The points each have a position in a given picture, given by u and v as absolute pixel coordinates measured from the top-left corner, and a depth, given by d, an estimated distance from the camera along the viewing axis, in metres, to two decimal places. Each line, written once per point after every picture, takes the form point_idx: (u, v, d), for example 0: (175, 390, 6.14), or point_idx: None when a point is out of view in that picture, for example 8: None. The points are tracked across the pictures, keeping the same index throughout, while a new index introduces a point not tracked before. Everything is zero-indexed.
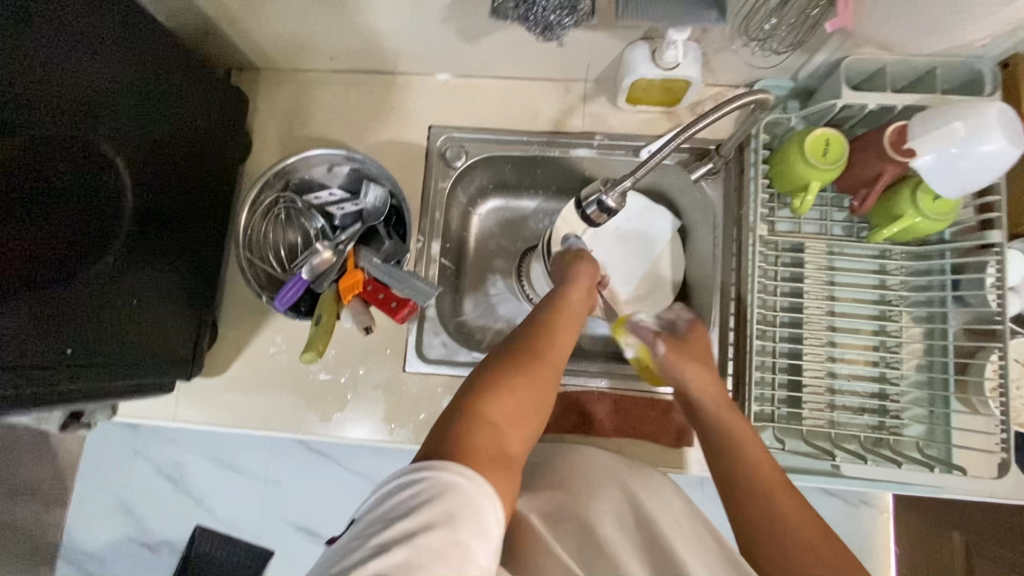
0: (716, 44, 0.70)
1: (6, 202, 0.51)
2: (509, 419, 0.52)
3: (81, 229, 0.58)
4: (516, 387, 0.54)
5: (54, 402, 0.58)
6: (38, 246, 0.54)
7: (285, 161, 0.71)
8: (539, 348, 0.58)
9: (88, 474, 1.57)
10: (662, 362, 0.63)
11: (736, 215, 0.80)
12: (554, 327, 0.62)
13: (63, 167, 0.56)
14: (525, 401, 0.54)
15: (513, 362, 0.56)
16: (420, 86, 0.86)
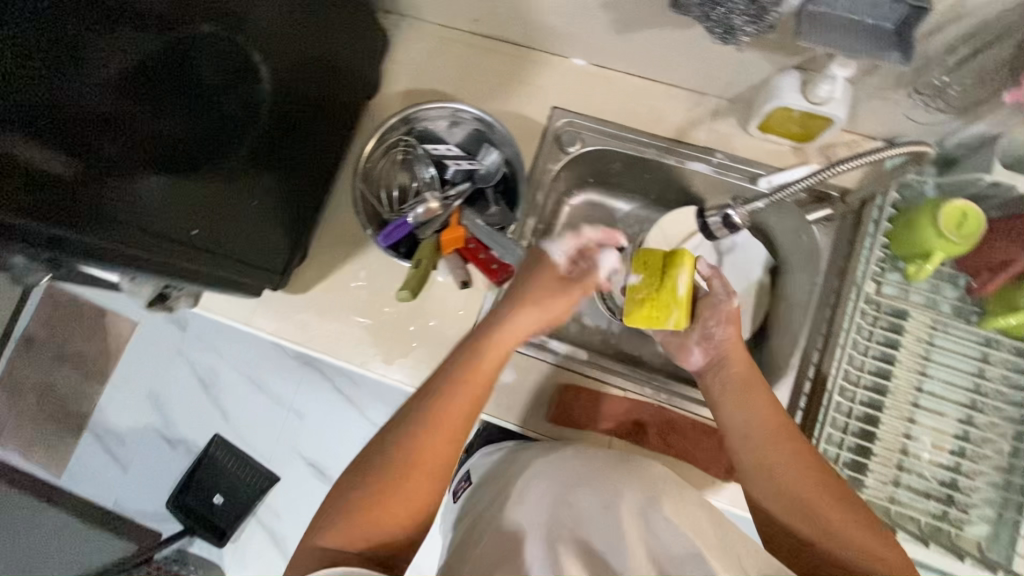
0: (872, 90, 0.68)
1: (161, 81, 0.55)
2: (389, 515, 0.55)
3: (214, 120, 0.61)
4: (398, 485, 0.56)
5: (172, 275, 0.63)
6: (175, 127, 0.57)
7: (419, 106, 0.73)
8: (430, 440, 0.58)
9: (132, 360, 1.67)
10: (719, 308, 0.69)
11: (842, 266, 0.78)
12: (443, 411, 0.59)
13: (215, 59, 0.59)
14: (411, 497, 0.56)
15: (396, 458, 0.57)
16: (553, 66, 0.87)
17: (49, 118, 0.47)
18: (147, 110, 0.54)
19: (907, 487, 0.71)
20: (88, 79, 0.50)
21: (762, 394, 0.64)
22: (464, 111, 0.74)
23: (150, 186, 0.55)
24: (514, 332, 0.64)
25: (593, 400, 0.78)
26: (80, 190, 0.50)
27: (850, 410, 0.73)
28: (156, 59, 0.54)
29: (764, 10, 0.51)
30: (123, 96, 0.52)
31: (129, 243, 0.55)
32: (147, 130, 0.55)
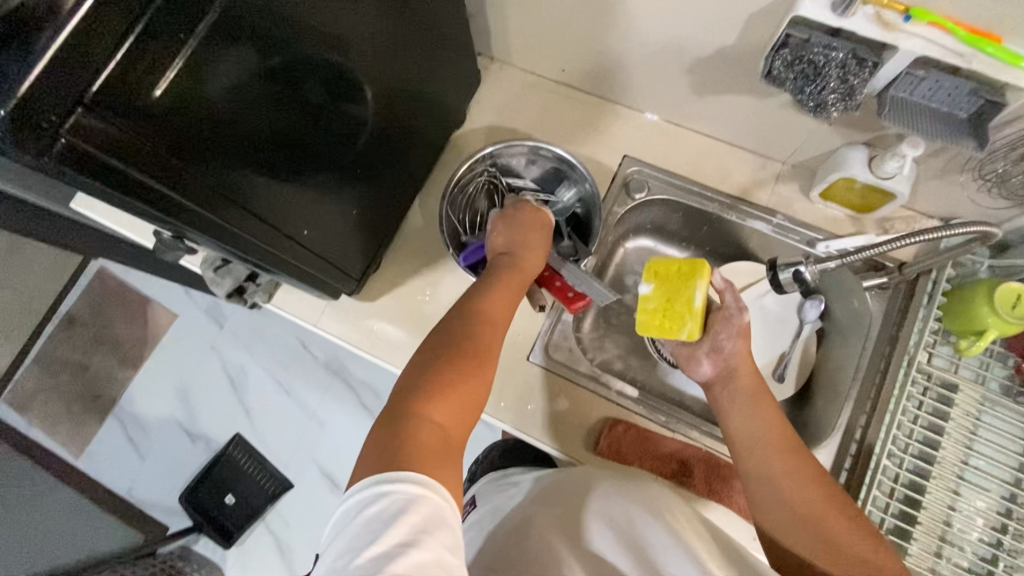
0: (934, 171, 0.73)
1: (300, 98, 0.58)
2: (465, 395, 0.55)
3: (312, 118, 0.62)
4: (462, 365, 0.57)
5: (279, 269, 0.68)
6: (283, 123, 0.58)
7: (510, 142, 0.78)
8: (477, 330, 0.60)
9: (167, 350, 1.72)
10: (731, 321, 0.71)
11: (892, 334, 0.80)
12: (487, 308, 0.63)
13: (339, 81, 0.63)
14: (477, 376, 0.57)
15: (457, 343, 0.58)
16: (627, 118, 0.93)
17: (198, 107, 0.46)
18: (268, 106, 0.54)
19: (950, 559, 0.71)
20: (231, 70, 0.48)
21: (768, 404, 0.65)
22: (546, 150, 0.80)
23: (256, 176, 0.57)
24: (530, 259, 0.70)
25: (641, 437, 0.80)
26: (207, 177, 0.50)
27: (896, 475, 0.74)
28: (300, 80, 0.57)
29: (855, 88, 0.58)
30: (272, 114, 0.55)
31: (256, 240, 0.61)
32: (265, 124, 0.55)
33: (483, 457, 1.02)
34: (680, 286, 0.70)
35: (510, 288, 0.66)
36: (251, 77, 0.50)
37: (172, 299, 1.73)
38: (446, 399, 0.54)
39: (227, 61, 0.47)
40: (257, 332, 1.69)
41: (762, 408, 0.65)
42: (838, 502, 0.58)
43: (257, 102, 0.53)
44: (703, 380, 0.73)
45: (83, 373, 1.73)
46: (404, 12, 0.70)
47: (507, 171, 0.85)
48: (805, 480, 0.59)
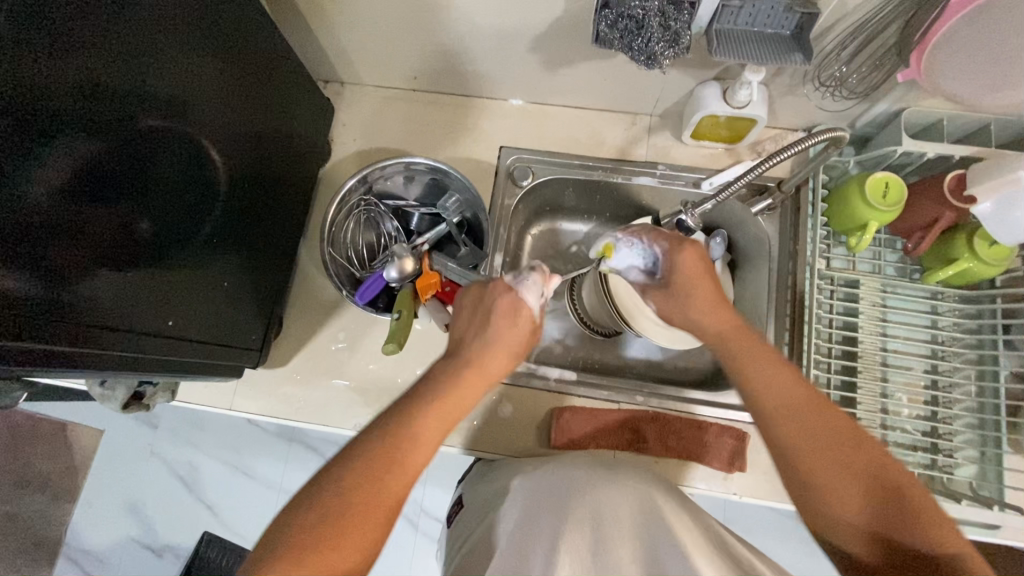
0: (783, 88, 0.76)
1: (122, 180, 0.53)
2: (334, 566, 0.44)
3: (166, 206, 0.60)
4: (346, 530, 0.45)
5: (152, 368, 0.62)
6: (134, 217, 0.55)
7: (374, 166, 0.74)
8: (376, 484, 0.47)
9: (99, 471, 1.58)
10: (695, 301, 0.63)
11: (791, 249, 0.83)
12: (405, 451, 0.49)
13: (172, 151, 0.59)
14: (357, 546, 0.45)
15: (374, 475, 0.47)
16: (493, 109, 0.92)
17: (20, 225, 0.44)
18: (104, 203, 0.52)
19: (895, 444, 0.75)
20: (47, 175, 0.46)
21: (763, 351, 0.54)
22: (418, 164, 0.77)
23: (99, 279, 0.52)
24: (486, 370, 0.56)
25: (590, 417, 0.79)
26: (54, 295, 0.48)
27: (828, 381, 0.77)
28: (115, 162, 0.52)
29: (679, 32, 0.59)
30: (88, 206, 0.50)
31: (108, 346, 0.54)
32: (107, 223, 0.53)
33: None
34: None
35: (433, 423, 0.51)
36: (67, 177, 0.48)
37: (88, 417, 1.59)
38: (309, 570, 0.43)
39: (44, 167, 0.46)
40: (192, 423, 1.58)
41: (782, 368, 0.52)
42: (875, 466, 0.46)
43: (87, 204, 0.50)
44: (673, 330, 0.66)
45: (16, 522, 1.57)
46: (231, 65, 0.66)
47: (384, 193, 0.81)
48: (832, 432, 0.48)
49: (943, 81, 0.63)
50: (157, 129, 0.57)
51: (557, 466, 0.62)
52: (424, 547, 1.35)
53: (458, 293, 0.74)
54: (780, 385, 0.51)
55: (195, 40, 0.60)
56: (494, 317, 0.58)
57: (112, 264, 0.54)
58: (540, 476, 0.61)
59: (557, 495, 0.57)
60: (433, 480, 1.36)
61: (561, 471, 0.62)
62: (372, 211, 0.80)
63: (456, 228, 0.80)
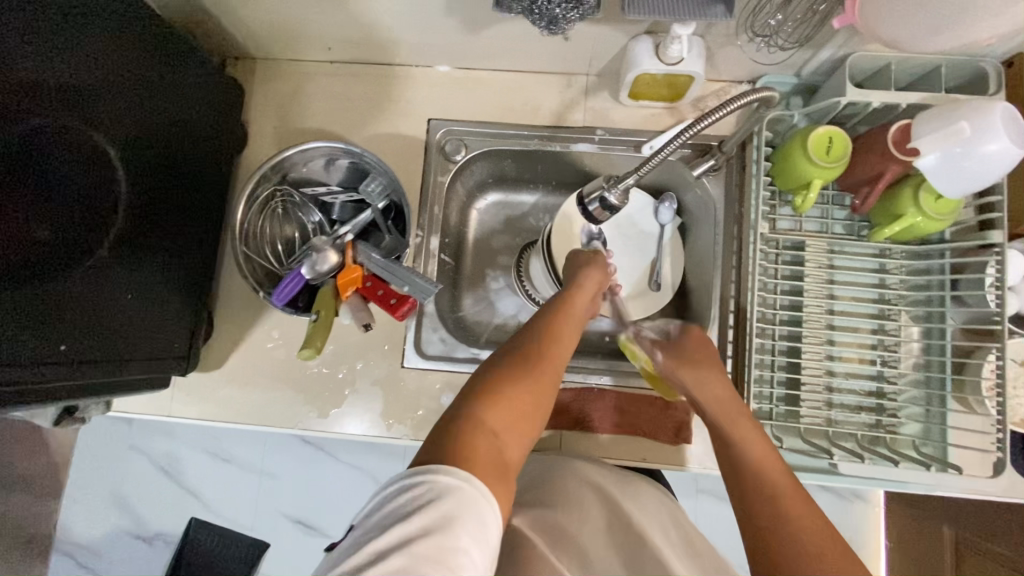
0: (720, 39, 0.70)
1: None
2: (522, 409, 0.51)
3: (74, 214, 0.57)
4: (534, 377, 0.53)
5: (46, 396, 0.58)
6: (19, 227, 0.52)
7: (281, 155, 0.70)
8: (548, 346, 0.56)
9: (80, 466, 1.59)
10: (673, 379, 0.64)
11: (737, 212, 0.80)
12: (560, 328, 0.59)
13: (61, 158, 0.55)
14: (541, 392, 0.53)
15: (540, 339, 0.57)
16: (419, 78, 0.85)
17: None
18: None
19: (840, 405, 0.74)
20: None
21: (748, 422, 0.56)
22: (333, 148, 0.72)
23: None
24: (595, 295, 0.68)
25: None
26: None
27: (773, 347, 0.75)
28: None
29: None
30: None
31: None
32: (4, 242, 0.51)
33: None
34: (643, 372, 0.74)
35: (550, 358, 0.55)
36: None
37: None
38: (504, 408, 0.50)
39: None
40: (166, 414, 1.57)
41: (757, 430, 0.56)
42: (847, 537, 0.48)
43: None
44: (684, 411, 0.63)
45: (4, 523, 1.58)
46: (130, 61, 0.62)
47: (300, 181, 0.76)
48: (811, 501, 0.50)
49: (881, 27, 0.57)
50: (40, 134, 0.53)
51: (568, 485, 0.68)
52: None
53: (378, 287, 0.70)
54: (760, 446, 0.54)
55: (81, 37, 0.56)
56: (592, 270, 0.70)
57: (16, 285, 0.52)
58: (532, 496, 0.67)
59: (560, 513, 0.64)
60: None
61: (536, 492, 0.67)
62: (290, 202, 0.75)
63: (381, 214, 0.76)
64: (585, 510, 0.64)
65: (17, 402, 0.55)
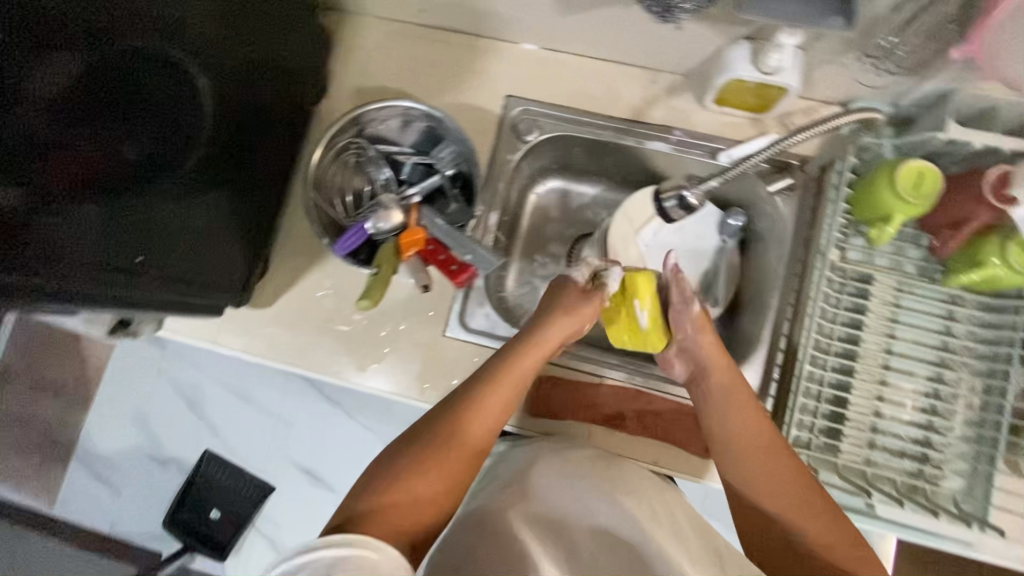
0: (822, 56, 0.68)
1: (95, 105, 0.52)
2: (413, 501, 0.55)
3: (155, 132, 0.58)
4: (431, 463, 0.57)
5: (125, 304, 0.62)
6: (115, 143, 0.54)
7: (364, 108, 0.70)
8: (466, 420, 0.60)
9: (111, 383, 1.65)
10: (684, 318, 0.70)
11: (806, 235, 0.77)
12: (483, 401, 0.61)
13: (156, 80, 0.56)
14: (442, 475, 0.57)
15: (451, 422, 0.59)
16: (503, 53, 0.85)
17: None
18: (78, 130, 0.51)
19: (882, 447, 0.72)
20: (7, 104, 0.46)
21: (742, 402, 0.65)
22: (413, 108, 0.72)
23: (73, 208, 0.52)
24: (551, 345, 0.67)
25: (570, 389, 0.78)
26: (23, 223, 0.49)
27: (822, 378, 0.73)
28: (87, 86, 0.51)
29: None
30: (61, 129, 0.50)
31: (74, 280, 0.54)
32: (84, 151, 0.52)
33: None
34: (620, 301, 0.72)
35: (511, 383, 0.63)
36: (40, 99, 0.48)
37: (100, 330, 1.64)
38: (399, 509, 0.54)
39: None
40: (196, 347, 1.62)
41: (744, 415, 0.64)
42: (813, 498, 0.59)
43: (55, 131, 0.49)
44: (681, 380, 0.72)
45: (32, 423, 1.65)
46: None
47: (376, 139, 0.77)
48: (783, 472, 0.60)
49: (1006, 65, 0.54)
50: (141, 54, 0.54)
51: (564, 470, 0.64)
52: None
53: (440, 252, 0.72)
54: (744, 433, 0.63)
55: None
56: (558, 313, 0.68)
57: (88, 194, 0.53)
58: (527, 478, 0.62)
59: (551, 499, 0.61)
60: None
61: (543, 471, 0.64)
62: (363, 156, 0.76)
63: (450, 181, 0.77)
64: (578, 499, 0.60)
65: (86, 305, 0.58)
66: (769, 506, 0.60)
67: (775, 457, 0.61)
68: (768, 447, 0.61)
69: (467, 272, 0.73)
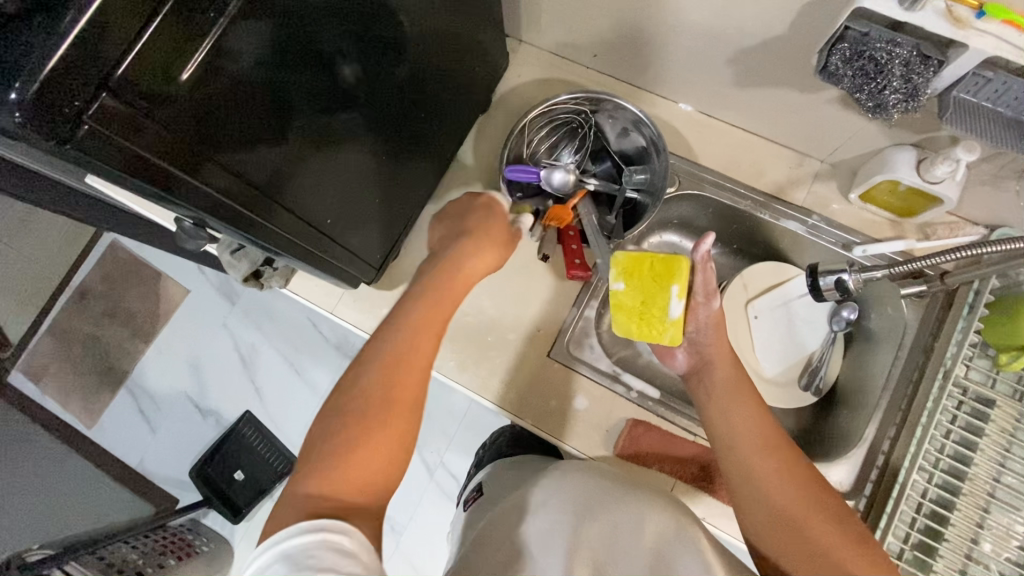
0: (987, 178, 0.70)
1: (312, 73, 0.52)
2: (355, 481, 0.51)
3: (345, 103, 0.59)
4: (354, 433, 0.52)
5: (305, 258, 0.65)
6: (318, 115, 0.55)
7: (613, 97, 0.75)
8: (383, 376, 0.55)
9: (175, 324, 1.69)
10: (699, 314, 0.70)
11: (926, 345, 0.78)
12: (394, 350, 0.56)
13: (356, 53, 0.56)
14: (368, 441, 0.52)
15: (378, 377, 0.55)
16: (660, 107, 0.89)
17: (230, 111, 0.45)
18: (301, 100, 0.52)
19: None
20: (243, 53, 0.43)
21: (742, 401, 0.64)
22: (648, 127, 0.77)
23: (288, 170, 0.54)
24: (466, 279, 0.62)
25: (660, 438, 0.78)
26: (244, 182, 0.49)
27: (924, 490, 0.71)
28: (312, 56, 0.51)
29: (918, 87, 0.55)
30: (291, 100, 0.51)
31: (288, 231, 0.58)
32: (292, 120, 0.52)
33: (491, 444, 1.14)
34: (654, 287, 0.71)
35: (410, 372, 0.55)
36: (281, 66, 0.48)
37: (182, 273, 1.71)
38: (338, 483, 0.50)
39: (244, 52, 0.43)
40: (265, 311, 1.67)
41: (746, 418, 0.63)
42: (826, 517, 0.55)
43: (273, 94, 0.48)
44: (681, 369, 0.74)
45: (94, 345, 1.70)
46: None
47: (598, 124, 0.82)
48: (783, 475, 0.58)
49: None
50: (352, 33, 0.54)
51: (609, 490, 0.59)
52: (438, 501, 1.37)
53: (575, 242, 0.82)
54: (746, 430, 0.62)
55: None
56: (472, 248, 0.63)
57: (280, 153, 0.52)
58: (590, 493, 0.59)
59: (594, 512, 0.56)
60: (470, 440, 1.39)
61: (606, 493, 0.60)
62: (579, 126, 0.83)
63: (625, 199, 0.82)
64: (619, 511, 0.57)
65: (278, 253, 0.62)
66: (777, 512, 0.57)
67: (775, 456, 0.59)
68: (777, 451, 0.60)
69: (580, 271, 0.81)
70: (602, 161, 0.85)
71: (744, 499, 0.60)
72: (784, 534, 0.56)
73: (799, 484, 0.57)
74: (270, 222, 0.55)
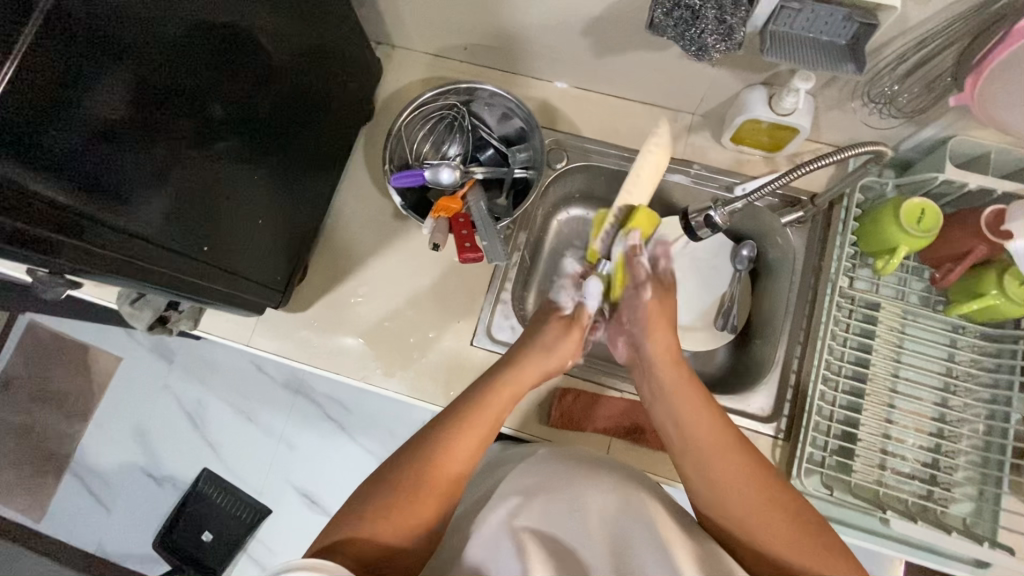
0: (832, 101, 0.75)
1: (166, 104, 0.51)
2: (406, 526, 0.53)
3: (212, 131, 0.57)
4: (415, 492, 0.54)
5: (184, 290, 0.62)
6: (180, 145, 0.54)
7: (479, 85, 0.78)
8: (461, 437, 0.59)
9: (111, 395, 1.62)
10: (632, 306, 0.72)
11: (816, 265, 0.83)
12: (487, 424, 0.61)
13: (213, 79, 0.56)
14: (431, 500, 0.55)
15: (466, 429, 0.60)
16: (537, 89, 0.92)
17: (67, 148, 0.43)
18: (157, 132, 0.51)
19: (893, 470, 0.74)
20: (98, 97, 0.44)
21: (694, 398, 0.62)
22: (519, 108, 0.80)
23: (153, 202, 0.53)
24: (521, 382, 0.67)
25: (591, 401, 0.80)
26: (91, 218, 0.47)
27: (834, 398, 0.76)
28: (162, 87, 0.50)
29: (733, 27, 0.59)
30: (145, 133, 0.49)
31: (157, 264, 0.56)
32: (149, 152, 0.50)
33: None
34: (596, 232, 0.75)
35: (483, 424, 0.61)
36: (130, 99, 0.47)
37: (110, 341, 1.64)
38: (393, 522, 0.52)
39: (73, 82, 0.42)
40: (205, 363, 1.61)
41: (697, 415, 0.60)
42: (778, 510, 0.54)
43: (122, 127, 0.47)
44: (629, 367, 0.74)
45: (30, 433, 1.61)
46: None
47: (475, 114, 0.85)
48: (733, 473, 0.56)
49: (998, 110, 0.62)
50: (205, 59, 0.54)
51: (558, 478, 0.59)
52: None
53: (465, 228, 0.81)
54: (699, 426, 0.60)
55: None
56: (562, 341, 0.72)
57: (139, 186, 0.50)
58: (550, 479, 0.59)
59: (542, 505, 0.56)
60: None
61: (535, 474, 0.60)
62: (456, 120, 0.85)
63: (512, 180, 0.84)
64: (570, 497, 0.56)
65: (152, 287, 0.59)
66: (729, 508, 0.55)
67: (729, 453, 0.57)
68: (728, 448, 0.57)
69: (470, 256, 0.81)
70: (485, 150, 0.86)
71: (699, 495, 0.58)
72: (734, 528, 0.56)
73: (751, 479, 0.55)
74: (133, 256, 0.53)
